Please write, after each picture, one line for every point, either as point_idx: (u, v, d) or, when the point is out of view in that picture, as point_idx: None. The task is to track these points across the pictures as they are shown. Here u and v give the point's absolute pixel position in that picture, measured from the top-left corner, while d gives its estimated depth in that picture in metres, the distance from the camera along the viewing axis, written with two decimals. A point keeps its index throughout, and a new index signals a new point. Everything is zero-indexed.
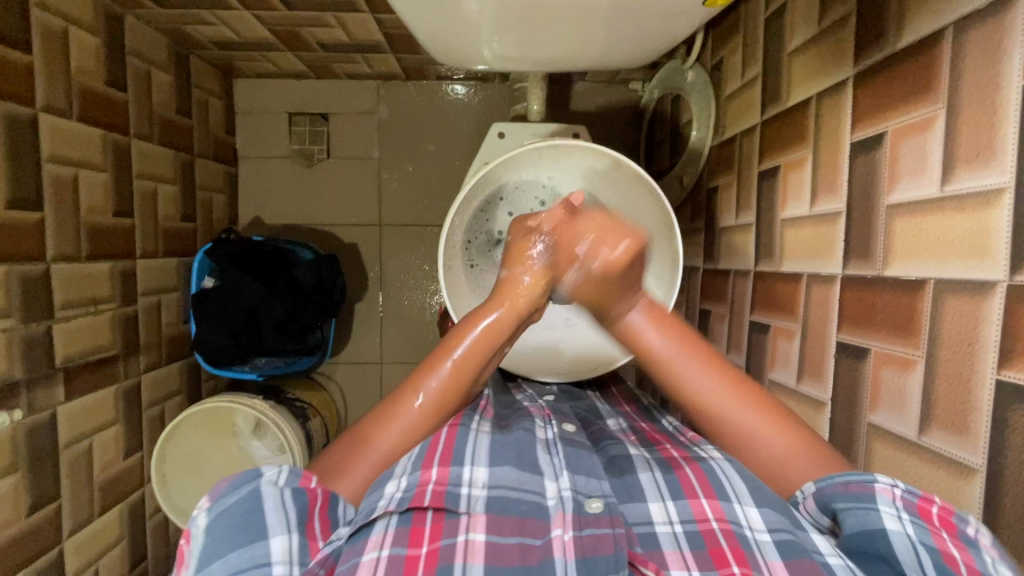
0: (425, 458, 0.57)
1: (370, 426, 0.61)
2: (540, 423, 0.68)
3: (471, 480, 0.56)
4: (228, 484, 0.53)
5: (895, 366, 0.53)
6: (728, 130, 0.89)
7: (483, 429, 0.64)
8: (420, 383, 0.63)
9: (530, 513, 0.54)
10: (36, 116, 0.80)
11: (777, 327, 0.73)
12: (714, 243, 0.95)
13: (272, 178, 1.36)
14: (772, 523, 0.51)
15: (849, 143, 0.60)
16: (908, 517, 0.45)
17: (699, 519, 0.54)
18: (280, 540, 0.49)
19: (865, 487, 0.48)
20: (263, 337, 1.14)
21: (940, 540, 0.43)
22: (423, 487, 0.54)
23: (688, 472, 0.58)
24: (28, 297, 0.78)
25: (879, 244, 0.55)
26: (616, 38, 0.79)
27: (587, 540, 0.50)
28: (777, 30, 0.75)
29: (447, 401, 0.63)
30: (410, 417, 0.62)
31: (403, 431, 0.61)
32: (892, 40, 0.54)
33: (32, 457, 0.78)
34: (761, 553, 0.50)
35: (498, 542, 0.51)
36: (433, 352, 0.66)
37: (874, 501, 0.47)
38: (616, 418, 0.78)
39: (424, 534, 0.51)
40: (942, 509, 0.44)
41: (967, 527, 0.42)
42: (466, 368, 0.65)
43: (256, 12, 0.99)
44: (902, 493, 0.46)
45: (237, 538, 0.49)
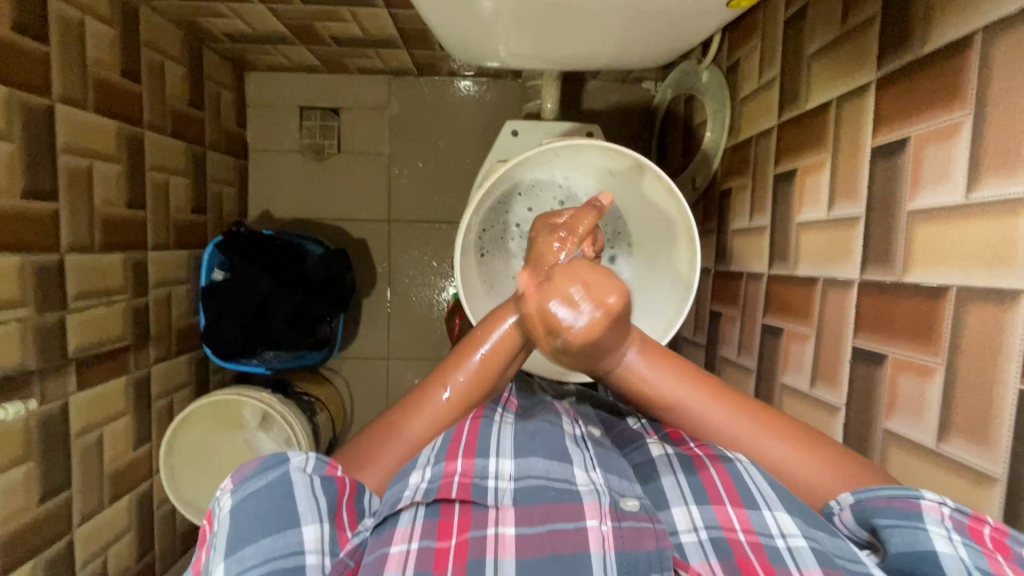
0: (449, 450, 0.57)
1: (400, 417, 0.62)
2: (567, 419, 0.68)
3: (499, 473, 0.56)
4: (258, 469, 0.54)
5: (913, 373, 0.52)
6: (744, 132, 0.89)
7: (506, 421, 0.64)
8: (446, 376, 0.62)
9: (560, 498, 0.53)
10: (52, 107, 0.80)
11: (790, 331, 0.73)
12: (726, 246, 0.95)
13: (282, 172, 1.36)
14: (803, 531, 0.51)
15: (870, 148, 0.59)
16: (960, 540, 0.43)
17: (726, 527, 0.53)
18: (312, 529, 0.50)
19: (910, 504, 0.46)
20: (272, 331, 1.15)
21: (995, 562, 0.42)
22: (450, 478, 0.54)
23: (712, 473, 0.58)
24: (42, 287, 0.79)
25: (899, 250, 0.54)
26: (634, 37, 0.78)
27: (627, 533, 0.50)
28: (797, 32, 0.75)
29: (472, 396, 0.62)
30: (435, 411, 0.61)
31: (428, 425, 0.61)
32: (918, 45, 0.53)
33: (44, 446, 0.79)
34: (794, 561, 0.48)
35: (527, 532, 0.51)
36: (462, 341, 0.64)
37: (922, 519, 0.45)
38: (638, 415, 0.78)
39: (453, 525, 0.52)
40: (994, 530, 0.43)
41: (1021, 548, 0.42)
42: (494, 363, 0.62)
43: (271, 6, 0.98)
44: (951, 512, 0.44)
45: (269, 524, 0.49)
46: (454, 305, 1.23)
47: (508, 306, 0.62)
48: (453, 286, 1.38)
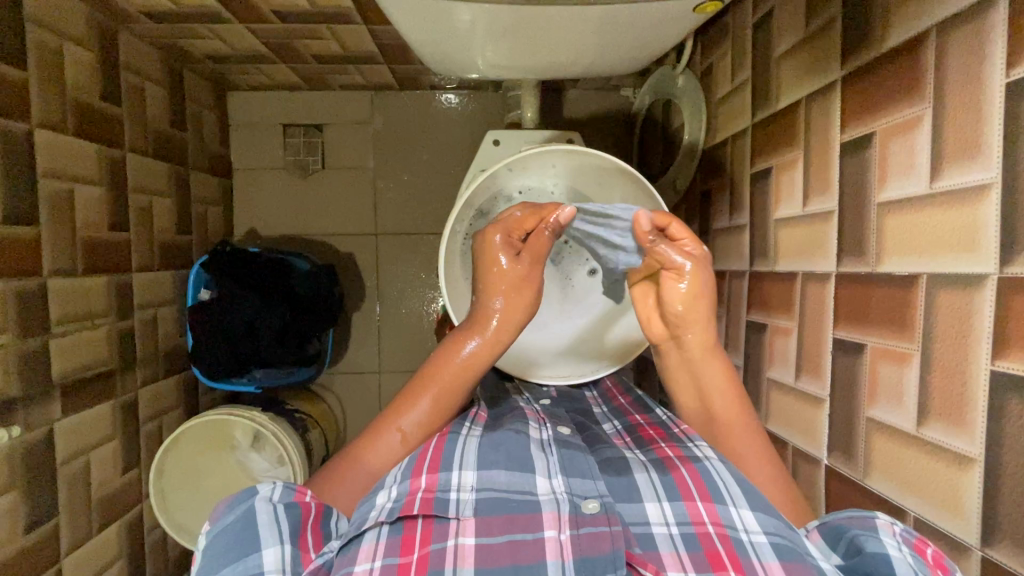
0: (414, 467, 0.57)
1: (354, 457, 0.63)
2: (533, 424, 0.68)
3: (460, 484, 0.56)
4: (226, 507, 0.54)
5: (890, 360, 0.54)
6: (720, 133, 0.91)
7: (472, 434, 0.64)
8: (397, 417, 0.65)
9: (519, 509, 0.54)
10: (31, 132, 0.80)
11: (774, 326, 0.74)
12: (709, 246, 0.96)
13: (267, 190, 1.36)
14: (765, 526, 0.53)
15: (839, 144, 0.61)
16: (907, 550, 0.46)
17: (696, 522, 0.55)
18: (272, 552, 0.49)
19: (866, 521, 0.50)
20: (260, 349, 1.14)
21: None
22: (413, 495, 0.54)
23: (682, 473, 0.60)
24: (25, 312, 0.78)
25: (871, 241, 0.56)
26: (607, 45, 0.80)
27: (584, 538, 0.51)
28: (765, 34, 0.77)
29: (429, 426, 0.65)
30: (392, 448, 0.64)
31: (387, 459, 0.63)
32: (878, 42, 0.55)
33: (28, 474, 0.77)
34: (756, 554, 0.51)
35: (487, 543, 0.51)
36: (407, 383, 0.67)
37: (876, 532, 0.49)
38: (611, 423, 0.78)
39: (415, 539, 0.52)
40: (937, 551, 0.45)
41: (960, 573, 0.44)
42: (442, 400, 0.66)
43: (249, 25, 0.99)
44: (902, 531, 0.48)
45: (230, 554, 0.50)
46: (444, 315, 1.23)
47: (470, 330, 0.68)
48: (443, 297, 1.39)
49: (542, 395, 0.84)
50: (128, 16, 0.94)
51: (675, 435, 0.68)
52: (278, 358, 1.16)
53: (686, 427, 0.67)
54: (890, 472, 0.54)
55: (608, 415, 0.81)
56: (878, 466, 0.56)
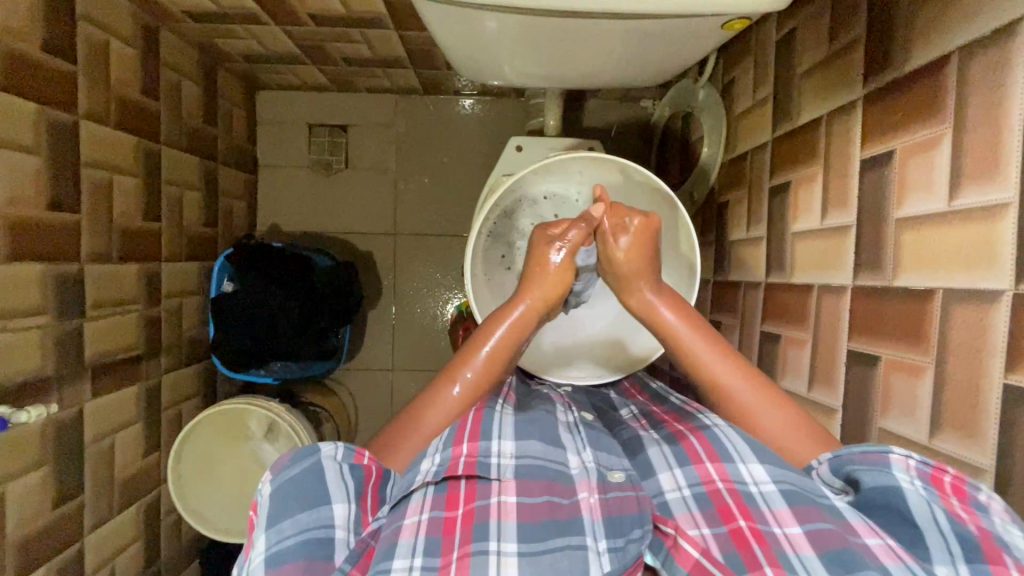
0: (454, 436, 0.57)
1: (411, 419, 0.64)
2: (560, 408, 0.70)
3: (501, 451, 0.57)
4: (290, 456, 0.54)
5: (904, 373, 0.55)
6: (739, 147, 0.93)
7: (507, 411, 0.64)
8: (454, 375, 0.68)
9: (556, 478, 0.56)
10: (77, 122, 0.83)
11: (787, 337, 0.76)
12: (724, 256, 0.98)
13: (291, 188, 1.40)
14: (773, 475, 0.54)
15: (858, 160, 0.63)
16: (921, 483, 0.47)
17: (706, 481, 0.56)
18: (341, 508, 0.51)
19: (880, 456, 0.49)
20: (280, 341, 1.17)
21: (950, 505, 0.46)
22: (456, 460, 0.55)
23: (692, 441, 0.61)
24: (63, 296, 0.81)
25: (888, 256, 0.57)
26: (632, 58, 0.82)
27: (612, 502, 0.53)
28: (788, 52, 0.79)
29: (482, 383, 0.68)
30: (449, 404, 0.66)
31: (443, 416, 0.65)
32: (901, 64, 0.57)
33: (58, 451, 0.80)
34: (766, 503, 0.52)
35: (527, 502, 0.53)
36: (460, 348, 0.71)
37: (888, 467, 0.49)
38: (628, 409, 0.78)
39: (460, 497, 0.54)
40: (956, 478, 0.46)
41: (980, 494, 0.44)
42: (499, 356, 0.70)
43: (286, 27, 1.03)
44: (917, 463, 0.48)
45: (303, 501, 0.51)
46: (458, 315, 1.26)
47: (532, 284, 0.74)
48: (457, 297, 1.41)
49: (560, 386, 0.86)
50: (171, 15, 0.98)
51: (687, 413, 0.68)
52: (296, 351, 1.19)
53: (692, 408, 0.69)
54: None
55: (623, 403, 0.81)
56: None
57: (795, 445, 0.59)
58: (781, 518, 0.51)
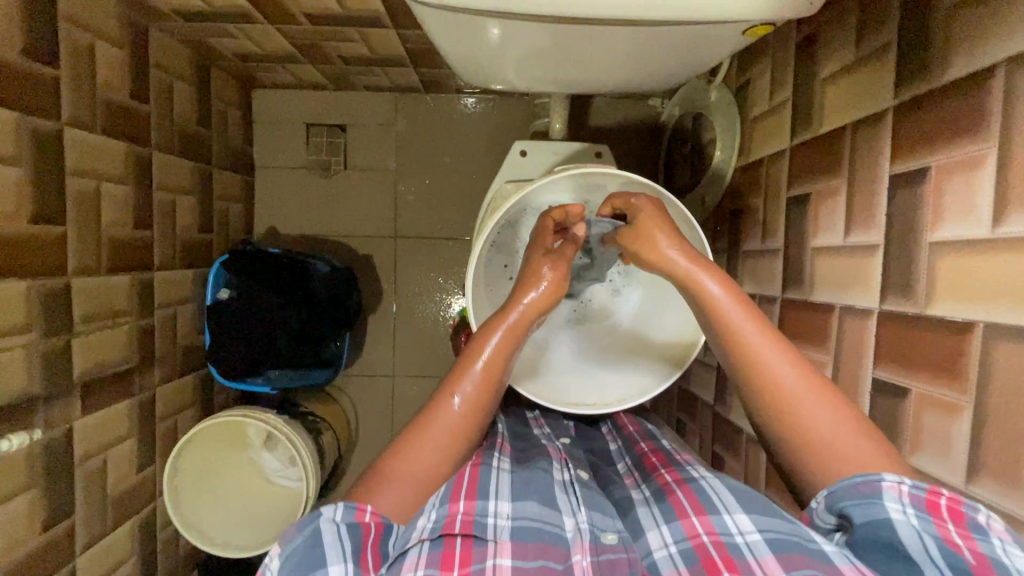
0: (450, 492, 0.57)
1: (405, 448, 0.61)
2: (556, 463, 0.68)
3: (497, 512, 0.56)
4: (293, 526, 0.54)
5: (938, 409, 0.51)
6: (755, 152, 0.89)
7: (503, 466, 0.64)
8: (455, 386, 0.65)
9: (552, 541, 0.54)
10: (61, 130, 0.80)
11: (805, 358, 0.72)
12: (737, 267, 0.94)
13: (288, 190, 1.36)
14: (758, 526, 0.53)
15: (888, 176, 0.58)
16: (914, 511, 0.47)
17: (691, 536, 0.55)
18: (337, 569, 0.50)
19: (872, 485, 0.49)
20: (277, 350, 1.14)
21: (944, 529, 0.45)
22: (452, 517, 0.54)
23: (678, 495, 0.60)
24: (49, 312, 0.78)
25: (921, 282, 0.53)
26: (643, 63, 0.78)
27: (604, 565, 0.53)
28: (809, 54, 0.74)
29: (481, 404, 0.65)
30: (448, 423, 0.63)
31: (440, 439, 0.62)
32: (938, 73, 0.52)
33: (47, 473, 0.78)
34: (752, 554, 0.51)
35: (523, 566, 0.51)
36: (457, 359, 0.67)
37: (880, 497, 0.48)
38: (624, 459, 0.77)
39: (455, 558, 0.51)
40: (951, 500, 0.46)
41: (977, 515, 0.44)
42: (496, 365, 0.66)
43: (280, 26, 0.98)
44: (908, 488, 0.48)
45: (299, 569, 0.50)
46: (460, 322, 1.22)
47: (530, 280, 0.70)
48: (459, 302, 1.38)
49: (561, 431, 0.81)
50: (159, 14, 0.94)
51: (675, 461, 0.68)
52: (295, 361, 1.16)
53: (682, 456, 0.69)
54: None
55: (622, 451, 0.79)
56: None
57: (856, 449, 0.54)
58: (767, 567, 0.49)
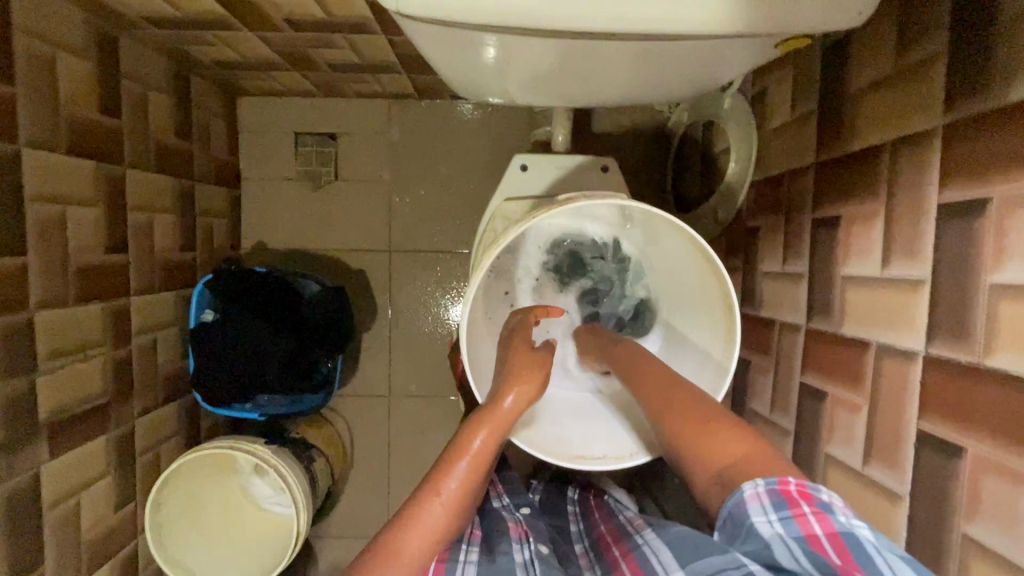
0: None
1: (383, 554, 0.53)
2: (517, 540, 0.66)
3: None
4: None
5: (999, 476, 0.45)
6: (774, 167, 0.82)
7: (472, 559, 0.61)
8: (439, 486, 0.58)
9: None
10: (19, 152, 0.73)
11: (836, 397, 0.66)
12: (754, 288, 0.87)
13: (277, 203, 1.29)
14: None
15: (935, 204, 0.52)
16: (774, 513, 0.47)
17: None
18: None
19: (738, 504, 0.49)
20: (266, 376, 1.08)
21: (804, 519, 0.45)
22: None
23: (626, 571, 0.59)
24: (8, 350, 0.71)
25: (978, 328, 0.47)
26: (656, 81, 0.71)
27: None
28: (839, 62, 0.67)
29: (468, 500, 0.59)
30: (434, 524, 0.56)
31: (425, 543, 0.55)
32: (1000, 92, 0.46)
33: (10, 525, 0.72)
34: None
35: None
36: (442, 454, 0.61)
37: (746, 513, 0.48)
38: (577, 533, 0.77)
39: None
40: (798, 483, 0.47)
41: (821, 494, 0.46)
42: (483, 461, 0.61)
43: (260, 33, 0.91)
44: (764, 487, 0.48)
45: None
46: (458, 342, 1.16)
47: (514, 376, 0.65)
48: (458, 319, 1.31)
49: (523, 499, 0.77)
50: (130, 22, 0.87)
51: (626, 534, 0.67)
52: (284, 387, 1.10)
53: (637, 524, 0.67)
54: None
55: (577, 525, 0.79)
56: None
57: None
58: None
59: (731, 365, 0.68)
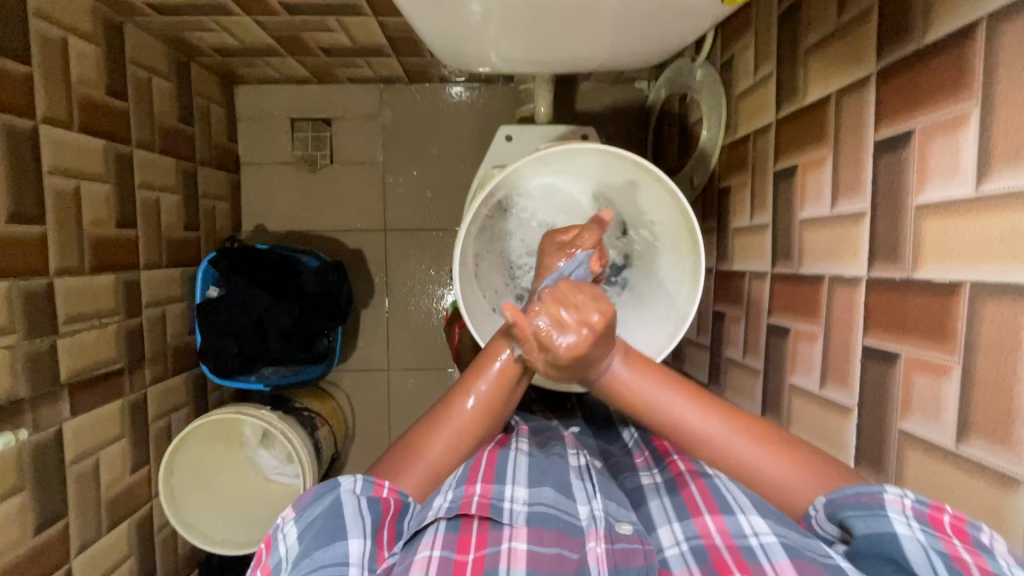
0: (468, 475, 0.58)
1: (420, 436, 0.62)
2: (571, 450, 0.69)
3: (513, 497, 0.57)
4: (311, 496, 0.55)
5: (927, 372, 0.51)
6: (741, 129, 0.88)
7: (522, 449, 0.66)
8: (468, 388, 0.63)
9: (568, 531, 0.55)
10: (36, 128, 0.78)
11: (797, 331, 0.72)
12: (726, 245, 0.94)
13: (274, 186, 1.35)
14: (774, 529, 0.53)
15: (873, 142, 0.58)
16: (918, 525, 0.46)
17: (703, 535, 0.56)
18: (356, 543, 0.51)
19: (874, 497, 0.49)
20: (269, 347, 1.13)
21: (951, 545, 0.45)
22: (469, 498, 0.55)
23: (691, 490, 0.61)
24: (31, 312, 0.77)
25: (908, 247, 0.53)
26: (626, 37, 0.77)
27: (618, 552, 0.53)
28: (791, 26, 0.74)
29: (492, 408, 0.63)
30: (457, 423, 0.62)
31: (450, 437, 0.62)
32: (919, 35, 0.52)
33: (37, 475, 0.77)
34: (766, 556, 0.50)
35: (538, 550, 0.52)
36: (473, 359, 0.66)
37: (884, 509, 0.48)
38: (629, 432, 0.80)
39: (471, 541, 0.53)
40: (955, 518, 0.45)
41: (981, 535, 0.43)
42: (511, 373, 0.63)
43: (257, 17, 0.97)
44: (912, 503, 0.47)
45: (321, 537, 0.51)
46: (452, 313, 1.22)
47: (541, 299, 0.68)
48: (452, 294, 1.37)
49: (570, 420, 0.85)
50: (134, 9, 0.92)
51: (688, 453, 0.69)
52: (287, 358, 1.15)
53: (702, 449, 0.69)
54: (924, 488, 0.52)
55: (626, 423, 0.83)
56: (911, 481, 0.54)
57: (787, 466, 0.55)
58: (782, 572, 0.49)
59: (698, 297, 0.78)
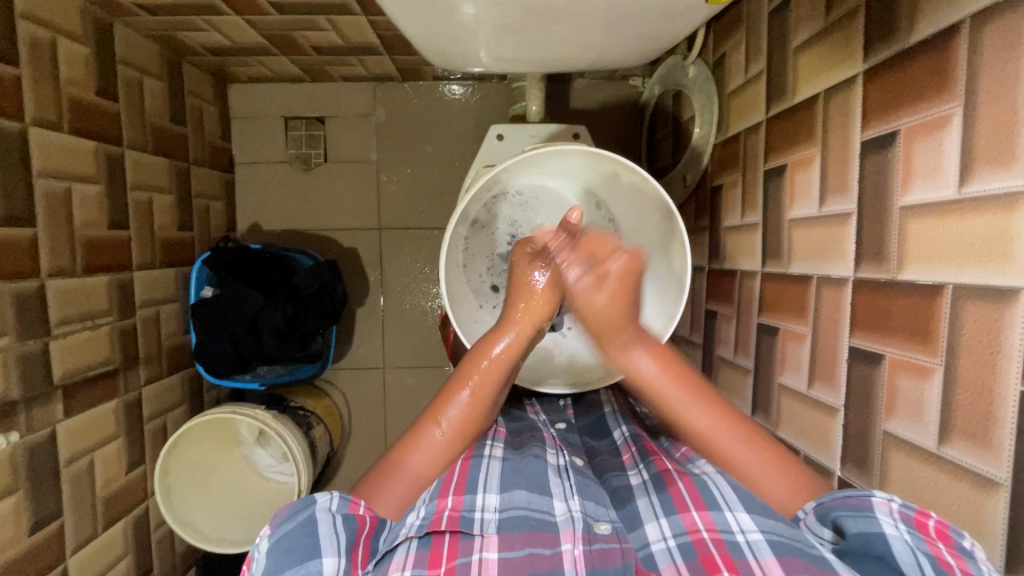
0: (441, 489, 0.59)
1: (397, 457, 0.64)
2: (551, 450, 0.70)
3: (485, 506, 0.58)
4: (285, 513, 0.55)
5: (910, 373, 0.51)
6: (732, 127, 0.88)
7: (495, 455, 0.66)
8: (440, 414, 0.67)
9: (539, 528, 0.55)
10: (26, 131, 0.78)
11: (786, 330, 0.72)
12: (718, 243, 0.93)
13: (269, 186, 1.35)
14: (761, 525, 0.53)
15: (859, 142, 0.58)
16: (905, 527, 0.47)
17: (691, 530, 0.55)
18: (330, 561, 0.51)
19: (864, 499, 0.50)
20: (263, 346, 1.13)
21: (936, 549, 0.44)
22: (440, 513, 0.55)
23: (679, 486, 0.60)
24: (23, 314, 0.77)
25: (893, 247, 0.53)
26: (615, 37, 0.77)
27: (596, 554, 0.53)
28: (780, 24, 0.73)
29: (467, 428, 0.67)
30: (433, 446, 0.65)
31: (429, 459, 0.65)
32: (904, 35, 0.52)
33: (31, 475, 0.78)
34: (753, 553, 0.51)
35: (510, 556, 0.52)
36: (445, 384, 0.70)
37: (872, 512, 0.49)
38: (619, 430, 0.79)
39: (443, 554, 0.52)
40: (939, 522, 0.45)
41: (964, 540, 0.44)
42: (481, 395, 0.68)
43: (247, 17, 0.96)
44: (899, 506, 0.48)
45: (293, 556, 0.51)
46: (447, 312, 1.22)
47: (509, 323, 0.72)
48: None
49: (559, 416, 0.85)
50: (124, 9, 0.92)
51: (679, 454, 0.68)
52: (282, 358, 1.15)
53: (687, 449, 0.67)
54: (907, 489, 0.52)
55: (618, 420, 0.82)
56: (894, 481, 0.54)
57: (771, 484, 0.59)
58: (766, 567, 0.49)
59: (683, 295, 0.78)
